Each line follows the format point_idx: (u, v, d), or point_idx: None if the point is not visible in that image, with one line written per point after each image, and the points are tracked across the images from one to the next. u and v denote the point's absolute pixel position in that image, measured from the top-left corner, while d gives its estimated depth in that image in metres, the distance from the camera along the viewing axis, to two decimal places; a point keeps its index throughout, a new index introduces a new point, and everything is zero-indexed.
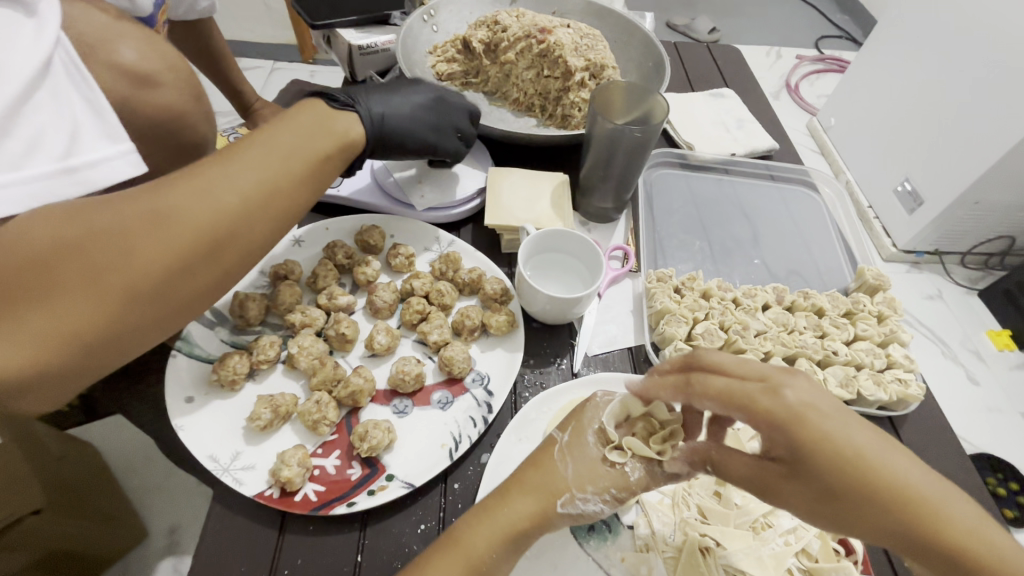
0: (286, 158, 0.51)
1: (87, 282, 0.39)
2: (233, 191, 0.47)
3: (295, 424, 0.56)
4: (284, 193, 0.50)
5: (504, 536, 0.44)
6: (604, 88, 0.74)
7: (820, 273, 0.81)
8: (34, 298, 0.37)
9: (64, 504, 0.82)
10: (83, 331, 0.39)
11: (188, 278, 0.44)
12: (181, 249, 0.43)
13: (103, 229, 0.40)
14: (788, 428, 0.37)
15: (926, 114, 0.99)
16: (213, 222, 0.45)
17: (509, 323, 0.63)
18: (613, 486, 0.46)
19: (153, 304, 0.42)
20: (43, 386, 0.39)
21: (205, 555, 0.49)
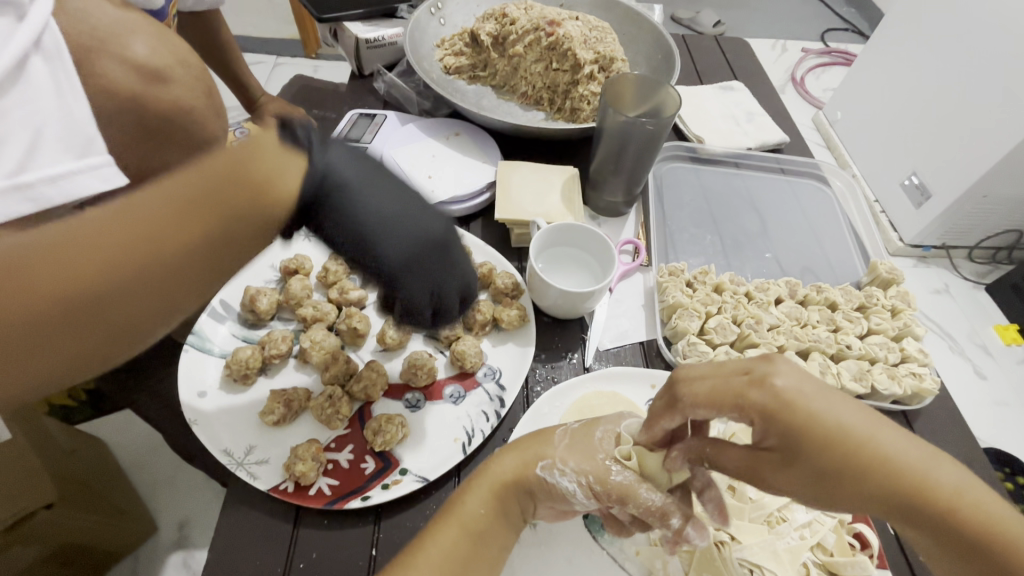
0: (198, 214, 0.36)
1: None
2: (96, 267, 0.32)
3: (308, 418, 0.56)
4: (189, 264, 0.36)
5: (490, 491, 0.46)
6: (614, 80, 0.73)
7: (831, 267, 0.80)
8: None
9: (75, 499, 0.82)
10: None
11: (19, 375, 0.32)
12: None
13: None
14: (778, 414, 0.38)
15: (934, 107, 0.98)
16: (61, 307, 0.32)
17: (520, 317, 0.63)
18: (592, 475, 0.47)
19: None
20: None
21: (222, 551, 0.49)
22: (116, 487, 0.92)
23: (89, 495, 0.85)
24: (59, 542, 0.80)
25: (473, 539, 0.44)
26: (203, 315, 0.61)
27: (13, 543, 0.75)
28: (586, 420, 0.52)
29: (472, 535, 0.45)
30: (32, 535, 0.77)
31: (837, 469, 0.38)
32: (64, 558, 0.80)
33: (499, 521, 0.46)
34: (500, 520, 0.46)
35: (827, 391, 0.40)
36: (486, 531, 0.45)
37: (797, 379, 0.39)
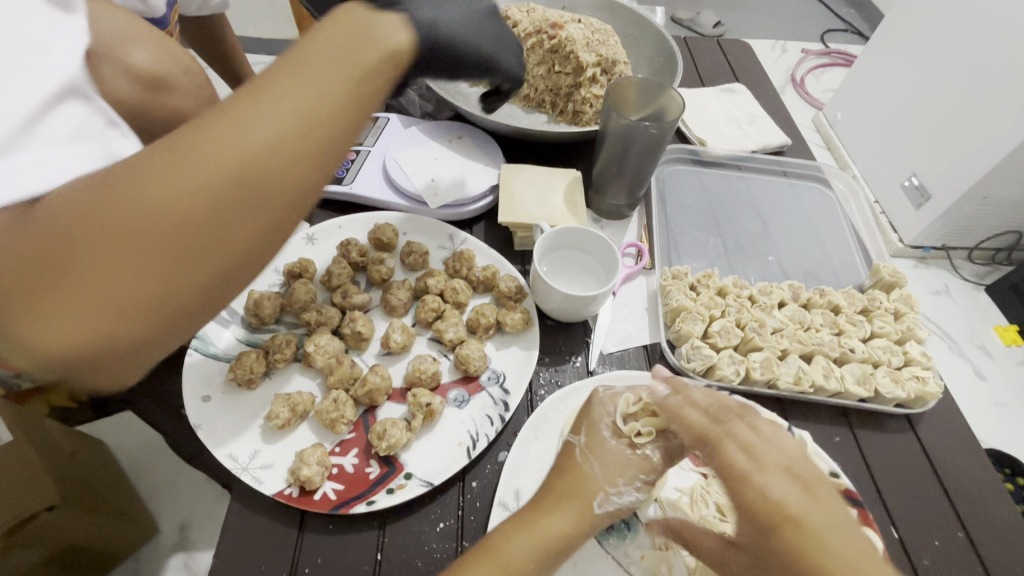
0: (288, 115, 0.34)
1: (104, 259, 0.30)
2: (256, 143, 0.33)
3: (312, 422, 0.56)
4: (280, 175, 0.34)
5: (545, 546, 0.43)
6: (617, 84, 0.73)
7: (834, 270, 0.80)
8: (54, 280, 0.30)
9: (76, 501, 0.81)
10: (92, 333, 0.31)
11: (124, 324, 0.31)
12: (193, 206, 0.32)
13: (117, 192, 0.31)
14: (773, 522, 0.39)
15: (934, 109, 0.98)
16: (267, 168, 0.33)
17: (524, 321, 0.63)
18: (640, 472, 0.48)
19: (174, 292, 0.32)
20: (90, 368, 0.32)
21: (228, 556, 0.49)
22: (122, 488, 0.93)
23: (96, 498, 0.85)
24: (61, 544, 0.80)
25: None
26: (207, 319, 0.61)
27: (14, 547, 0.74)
28: (579, 420, 0.52)
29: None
30: (35, 537, 0.77)
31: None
32: (64, 559, 0.81)
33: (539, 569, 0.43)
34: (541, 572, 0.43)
35: (844, 525, 0.39)
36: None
37: (803, 497, 0.40)
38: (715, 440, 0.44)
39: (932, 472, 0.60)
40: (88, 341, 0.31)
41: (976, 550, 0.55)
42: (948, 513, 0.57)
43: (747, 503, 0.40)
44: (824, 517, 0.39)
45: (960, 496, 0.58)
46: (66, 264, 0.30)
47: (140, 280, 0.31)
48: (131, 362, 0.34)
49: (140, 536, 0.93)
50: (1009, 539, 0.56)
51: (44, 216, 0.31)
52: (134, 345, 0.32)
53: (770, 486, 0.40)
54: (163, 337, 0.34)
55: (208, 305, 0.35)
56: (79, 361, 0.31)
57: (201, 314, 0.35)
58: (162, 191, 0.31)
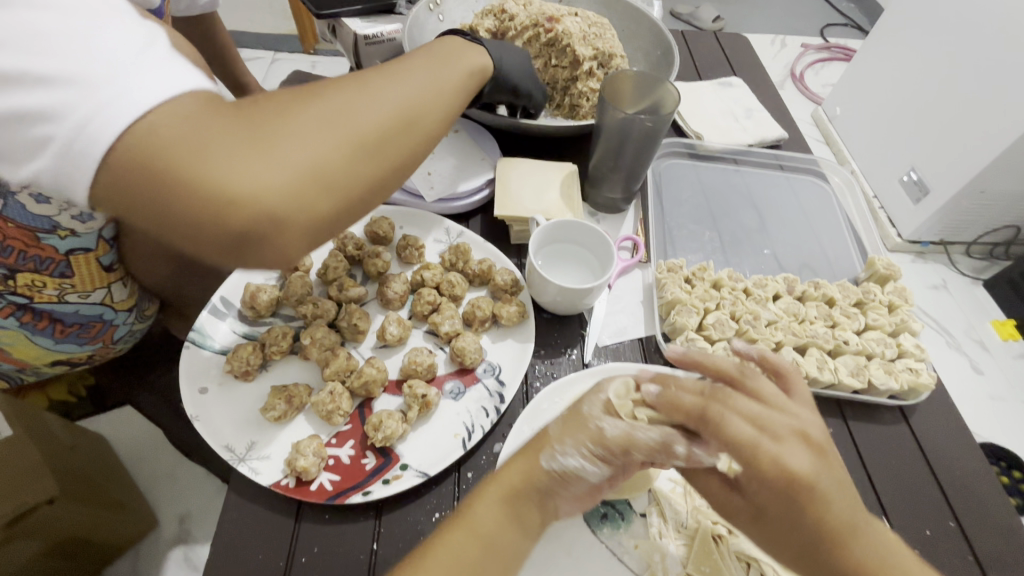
0: (437, 89, 0.53)
1: (303, 132, 0.42)
2: (411, 93, 0.50)
3: (309, 414, 0.56)
4: (422, 124, 0.50)
5: (505, 495, 0.45)
6: (613, 77, 0.73)
7: (830, 263, 0.81)
8: (268, 141, 0.41)
9: (74, 494, 0.81)
10: (289, 182, 0.40)
11: (307, 203, 0.42)
12: (373, 117, 0.46)
13: (316, 100, 0.44)
14: (796, 492, 0.41)
15: (932, 103, 0.98)
16: (414, 106, 0.49)
17: (520, 313, 0.64)
18: (590, 440, 0.45)
19: (344, 169, 0.43)
20: (276, 219, 0.41)
21: (225, 545, 0.49)
22: (121, 482, 0.94)
23: (91, 489, 0.86)
24: (60, 537, 0.80)
25: (486, 551, 0.43)
26: (204, 313, 0.61)
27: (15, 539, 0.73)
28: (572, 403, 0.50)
29: (489, 547, 0.43)
30: (35, 529, 0.75)
31: (789, 537, 0.43)
32: (64, 550, 0.81)
33: (516, 535, 0.44)
34: (512, 533, 0.44)
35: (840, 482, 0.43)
36: (501, 539, 0.44)
37: (813, 463, 0.42)
38: (716, 419, 0.44)
39: (925, 463, 0.60)
40: (282, 208, 0.40)
41: (967, 540, 0.55)
42: (941, 504, 0.57)
43: (756, 471, 0.43)
44: (829, 476, 0.43)
45: (953, 486, 0.59)
46: (275, 147, 0.41)
47: (326, 172, 0.42)
48: (296, 240, 0.43)
49: (140, 529, 0.94)
50: (1001, 529, 0.56)
51: (259, 108, 0.43)
52: (307, 223, 0.43)
53: (782, 456, 0.42)
54: (323, 227, 0.44)
55: (353, 211, 0.46)
56: (269, 224, 0.40)
57: (348, 210, 0.45)
58: (344, 114, 0.44)
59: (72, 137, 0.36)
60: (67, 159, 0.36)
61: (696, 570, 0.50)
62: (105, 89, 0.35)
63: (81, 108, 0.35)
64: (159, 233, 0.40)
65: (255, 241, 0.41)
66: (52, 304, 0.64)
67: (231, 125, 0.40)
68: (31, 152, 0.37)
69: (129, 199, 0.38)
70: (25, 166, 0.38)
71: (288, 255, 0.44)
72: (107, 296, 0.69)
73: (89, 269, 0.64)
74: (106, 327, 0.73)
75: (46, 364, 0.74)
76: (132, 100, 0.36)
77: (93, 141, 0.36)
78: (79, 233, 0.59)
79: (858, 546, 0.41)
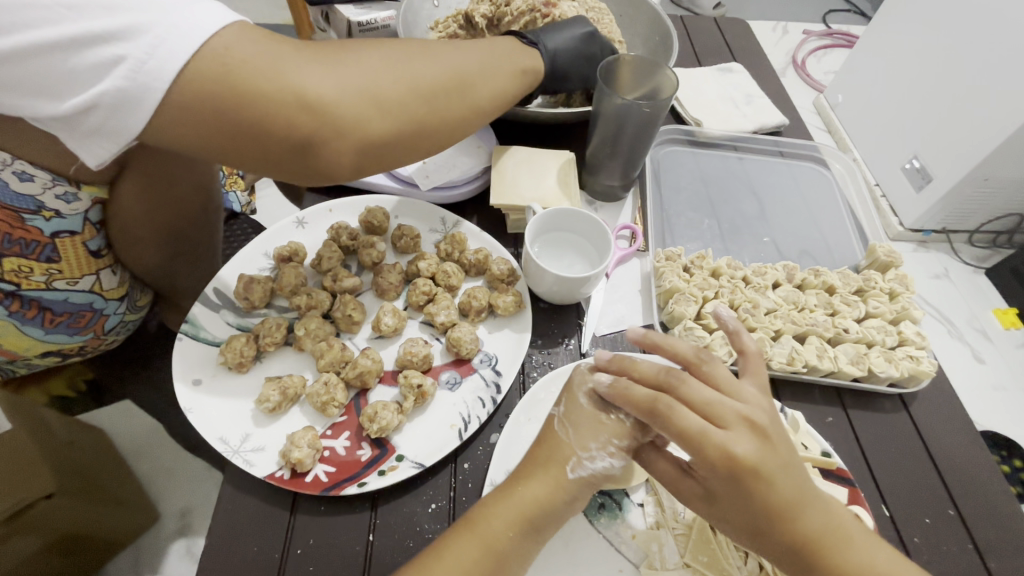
0: (492, 62, 0.59)
1: (368, 65, 0.48)
2: (466, 57, 0.56)
3: (304, 406, 0.56)
4: (472, 83, 0.55)
5: (518, 514, 0.45)
6: (612, 62, 0.71)
7: (831, 251, 0.80)
8: (335, 65, 0.46)
9: (71, 490, 0.84)
10: (347, 96, 0.46)
11: (361, 123, 0.47)
12: (430, 67, 0.51)
13: (384, 45, 0.50)
14: (742, 475, 0.42)
15: (935, 88, 0.97)
16: (468, 69, 0.55)
17: (517, 303, 0.63)
18: (613, 437, 0.48)
19: (397, 102, 0.49)
20: (329, 126, 0.45)
21: (220, 537, 0.49)
22: (122, 478, 0.95)
23: (93, 485, 0.89)
24: (57, 532, 0.82)
25: (498, 562, 0.44)
26: (198, 303, 0.61)
27: (14, 534, 0.77)
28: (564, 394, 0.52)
29: (501, 558, 0.44)
30: (37, 523, 0.80)
31: (747, 515, 0.44)
32: (64, 547, 0.84)
33: (530, 543, 0.45)
34: (526, 544, 0.45)
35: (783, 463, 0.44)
36: (512, 551, 0.44)
37: (760, 449, 0.43)
38: (665, 412, 0.44)
39: (925, 451, 0.60)
40: (340, 122, 0.45)
41: (967, 528, 0.55)
42: (941, 492, 0.57)
43: (708, 461, 0.43)
44: (776, 459, 0.43)
45: (951, 474, 0.58)
46: (339, 73, 0.46)
47: (381, 101, 0.48)
48: (345, 154, 0.48)
49: (138, 525, 0.93)
50: (1002, 517, 0.56)
51: (334, 43, 0.49)
52: (358, 143, 0.48)
53: (739, 445, 0.43)
54: (371, 149, 0.49)
55: (401, 147, 0.51)
56: (326, 136, 0.45)
57: (394, 141, 0.50)
58: (401, 58, 0.50)
59: (144, 57, 0.38)
60: (138, 80, 0.39)
61: (694, 560, 0.50)
62: (176, 13, 0.39)
63: (151, 31, 0.38)
64: (219, 144, 0.44)
65: (310, 150, 0.46)
66: (39, 291, 0.63)
67: (308, 50, 0.46)
68: (95, 76, 0.39)
69: (194, 108, 0.41)
70: (88, 91, 0.39)
71: (330, 165, 0.48)
72: (95, 283, 0.68)
73: (76, 253, 0.63)
74: (96, 316, 0.72)
75: (36, 356, 0.73)
76: (213, 24, 0.41)
77: (167, 65, 0.39)
78: (64, 215, 0.59)
79: (812, 512, 0.43)
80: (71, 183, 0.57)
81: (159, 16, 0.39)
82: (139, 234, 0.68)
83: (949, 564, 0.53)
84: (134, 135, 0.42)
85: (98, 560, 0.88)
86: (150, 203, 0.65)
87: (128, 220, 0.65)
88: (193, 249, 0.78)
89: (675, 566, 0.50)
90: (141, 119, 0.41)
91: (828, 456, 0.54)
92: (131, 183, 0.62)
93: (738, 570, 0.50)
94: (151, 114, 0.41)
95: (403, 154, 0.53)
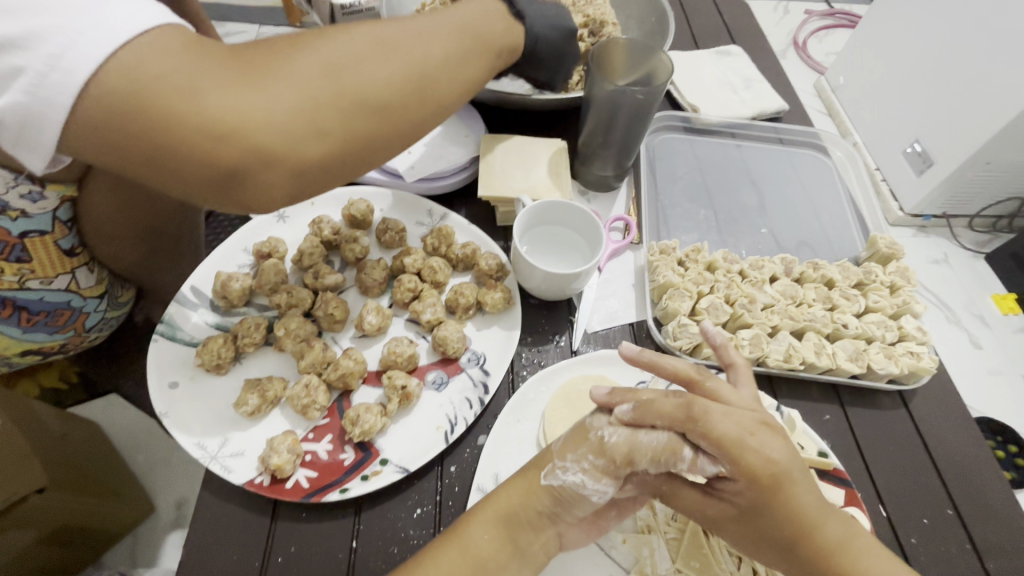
0: (459, 49, 0.50)
1: (300, 78, 0.42)
2: (427, 52, 0.48)
3: (285, 409, 0.54)
4: (432, 83, 0.48)
5: (498, 515, 0.44)
6: (602, 47, 0.68)
7: (830, 242, 0.77)
8: (261, 82, 0.41)
9: (64, 481, 0.79)
10: (273, 120, 0.40)
11: (295, 147, 0.42)
12: (379, 73, 0.44)
13: (323, 46, 0.43)
14: (769, 486, 0.41)
15: (940, 69, 0.93)
16: (428, 68, 0.47)
17: (505, 300, 0.61)
18: (589, 452, 0.44)
19: (336, 120, 0.43)
20: (254, 156, 0.40)
21: (197, 546, 0.47)
22: (118, 470, 0.93)
23: (84, 478, 0.84)
24: (51, 526, 0.77)
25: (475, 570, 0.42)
26: (174, 303, 0.59)
27: (8, 528, 0.70)
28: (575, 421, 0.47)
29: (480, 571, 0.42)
30: (28, 518, 0.73)
31: (774, 529, 0.42)
32: (63, 538, 0.80)
33: (509, 556, 0.43)
34: (505, 554, 0.43)
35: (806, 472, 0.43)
36: (492, 558, 0.43)
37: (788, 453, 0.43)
38: (703, 419, 0.42)
39: (922, 448, 0.58)
40: (268, 149, 0.41)
41: (965, 526, 0.54)
42: (938, 490, 0.56)
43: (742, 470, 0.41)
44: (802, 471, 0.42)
45: (950, 473, 0.57)
46: (266, 90, 0.40)
47: (317, 118, 0.42)
48: (278, 184, 0.43)
49: (137, 516, 0.94)
50: (998, 515, 0.55)
51: (265, 48, 0.43)
52: (293, 168, 0.43)
53: (763, 450, 0.42)
54: (311, 173, 0.44)
55: (346, 164, 0.46)
56: (251, 164, 0.41)
57: (337, 162, 0.45)
58: (343, 61, 0.43)
59: (45, 69, 0.36)
60: (40, 94, 0.37)
61: (686, 565, 0.48)
62: (86, 19, 0.36)
63: (53, 42, 0.36)
64: (140, 169, 0.40)
65: (238, 182, 0.42)
66: (13, 291, 0.61)
67: (231, 63, 0.40)
68: (0, 87, 0.37)
69: (108, 134, 0.38)
70: (19, 91, 0.37)
71: (265, 195, 0.44)
72: (72, 282, 0.66)
73: (48, 253, 0.61)
74: (75, 315, 0.70)
75: (17, 355, 0.72)
76: (117, 34, 0.37)
77: (70, 80, 0.36)
78: (31, 214, 0.57)
79: (834, 522, 0.42)
80: (37, 182, 0.54)
81: (62, 25, 0.36)
82: (113, 231, 0.64)
83: (945, 566, 0.51)
84: (54, 150, 0.40)
85: (98, 552, 0.88)
86: (121, 202, 0.61)
87: (98, 218, 0.61)
88: (172, 245, 0.75)
89: (667, 572, 0.48)
90: (54, 136, 0.39)
91: (824, 457, 0.53)
92: (99, 183, 0.58)
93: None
94: (61, 132, 0.38)
95: (353, 171, 0.47)
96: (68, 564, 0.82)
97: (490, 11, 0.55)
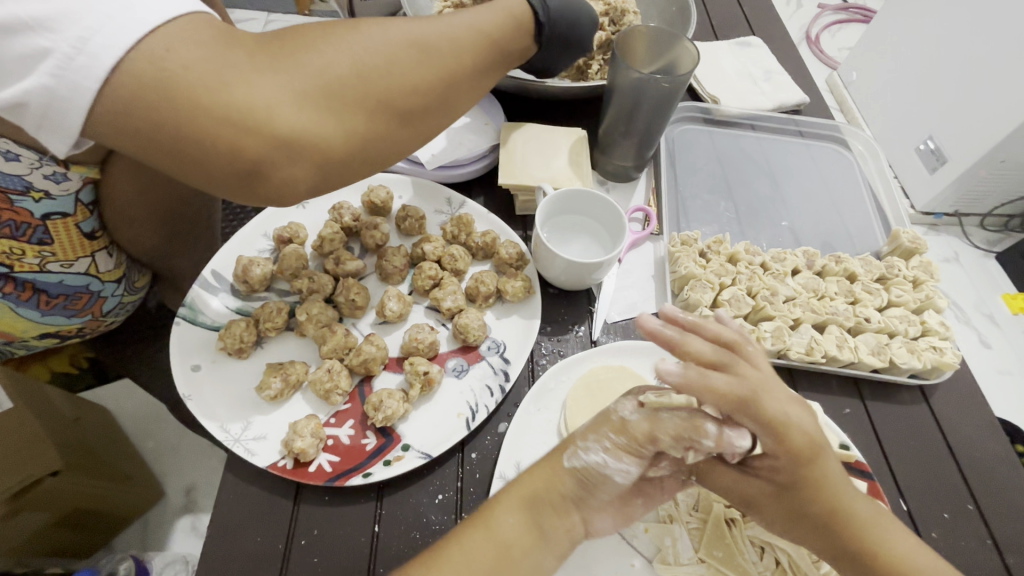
0: (485, 45, 0.48)
1: (326, 71, 0.41)
2: (454, 49, 0.46)
3: (307, 393, 0.54)
4: (459, 86, 0.47)
5: (524, 499, 0.43)
6: (626, 35, 0.67)
7: (851, 236, 0.77)
8: (286, 74, 0.40)
9: (77, 463, 0.79)
10: (297, 115, 0.40)
11: (319, 143, 0.41)
12: (404, 70, 0.43)
13: (350, 38, 0.42)
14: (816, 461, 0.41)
15: (959, 64, 0.91)
16: (454, 66, 0.46)
17: (526, 289, 0.61)
18: (610, 431, 0.43)
19: (359, 118, 0.42)
20: (276, 151, 0.40)
21: (221, 528, 0.48)
22: (130, 455, 0.94)
23: (96, 462, 0.84)
24: (65, 509, 0.78)
25: (499, 553, 0.41)
26: (196, 286, 0.59)
27: (24, 508, 0.71)
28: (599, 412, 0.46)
29: (504, 555, 0.41)
30: (42, 500, 0.74)
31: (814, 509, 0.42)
32: (75, 520, 0.81)
33: (536, 543, 0.42)
34: (529, 542, 0.42)
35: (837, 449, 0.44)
36: (517, 545, 0.42)
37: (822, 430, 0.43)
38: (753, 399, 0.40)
39: (944, 443, 0.58)
40: (292, 145, 0.40)
41: (986, 522, 0.54)
42: (959, 486, 0.55)
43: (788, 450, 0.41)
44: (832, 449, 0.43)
45: (972, 468, 0.57)
46: (290, 84, 0.40)
47: (341, 116, 0.42)
48: (298, 181, 0.43)
49: (149, 501, 0.94)
50: (1020, 511, 0.55)
51: (289, 38, 0.41)
52: (314, 164, 0.42)
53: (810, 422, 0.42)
54: (332, 169, 0.44)
55: (367, 161, 0.46)
56: (273, 159, 0.41)
57: (357, 159, 0.45)
58: (370, 54, 0.42)
59: (71, 53, 0.36)
60: (66, 78, 0.36)
61: (708, 555, 0.49)
62: (114, 3, 0.36)
63: (80, 25, 0.35)
64: (163, 158, 0.40)
65: (259, 177, 0.42)
66: (33, 273, 0.61)
67: (256, 54, 0.40)
68: (24, 69, 0.37)
69: (130, 119, 0.38)
70: (44, 73, 0.36)
71: (287, 191, 0.44)
72: (91, 266, 0.66)
73: (69, 236, 0.61)
74: (94, 299, 0.70)
75: (34, 338, 0.72)
76: (145, 21, 0.36)
77: (98, 65, 0.36)
78: (54, 196, 0.56)
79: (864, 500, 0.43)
80: (60, 164, 0.53)
81: (89, 9, 0.36)
82: (134, 215, 0.64)
83: (966, 560, 0.51)
84: (78, 134, 0.40)
85: (109, 535, 0.89)
86: (144, 187, 0.61)
87: (119, 200, 0.61)
88: (192, 231, 0.74)
89: (690, 561, 0.48)
90: (77, 120, 0.38)
91: (846, 450, 0.53)
92: (123, 165, 0.58)
93: (754, 566, 0.49)
94: (85, 116, 0.38)
95: (372, 168, 0.47)
96: (80, 545, 0.83)
97: (514, 18, 0.52)
